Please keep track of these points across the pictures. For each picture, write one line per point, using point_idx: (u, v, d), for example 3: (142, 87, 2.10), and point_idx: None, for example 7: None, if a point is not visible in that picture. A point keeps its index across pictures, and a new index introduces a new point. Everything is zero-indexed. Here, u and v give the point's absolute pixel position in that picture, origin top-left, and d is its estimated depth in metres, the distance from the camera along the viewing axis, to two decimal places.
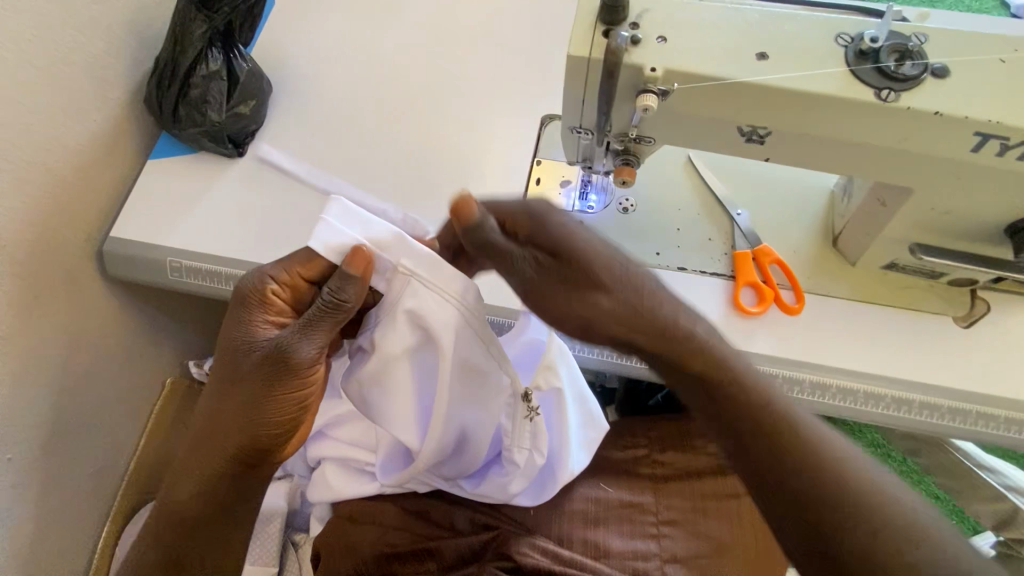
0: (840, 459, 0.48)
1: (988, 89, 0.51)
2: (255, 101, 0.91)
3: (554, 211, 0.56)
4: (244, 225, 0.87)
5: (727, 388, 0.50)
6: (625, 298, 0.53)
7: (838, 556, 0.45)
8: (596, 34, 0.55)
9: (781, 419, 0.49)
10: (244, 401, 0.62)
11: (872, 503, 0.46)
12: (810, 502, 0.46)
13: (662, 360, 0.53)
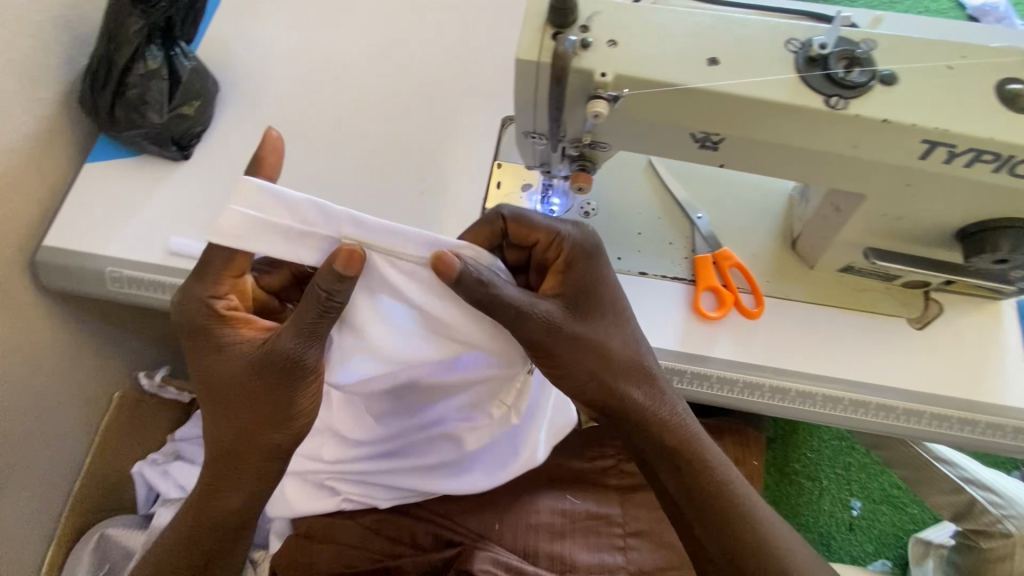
0: (730, 480, 0.60)
1: (935, 96, 0.50)
2: (199, 102, 0.87)
3: (588, 261, 0.62)
4: (189, 232, 0.83)
5: (655, 421, 0.60)
6: (629, 349, 0.60)
7: (734, 552, 0.57)
8: (545, 37, 0.53)
9: (691, 445, 0.60)
10: (268, 407, 0.55)
11: (752, 517, 0.58)
12: (719, 518, 0.58)
13: (638, 407, 0.59)
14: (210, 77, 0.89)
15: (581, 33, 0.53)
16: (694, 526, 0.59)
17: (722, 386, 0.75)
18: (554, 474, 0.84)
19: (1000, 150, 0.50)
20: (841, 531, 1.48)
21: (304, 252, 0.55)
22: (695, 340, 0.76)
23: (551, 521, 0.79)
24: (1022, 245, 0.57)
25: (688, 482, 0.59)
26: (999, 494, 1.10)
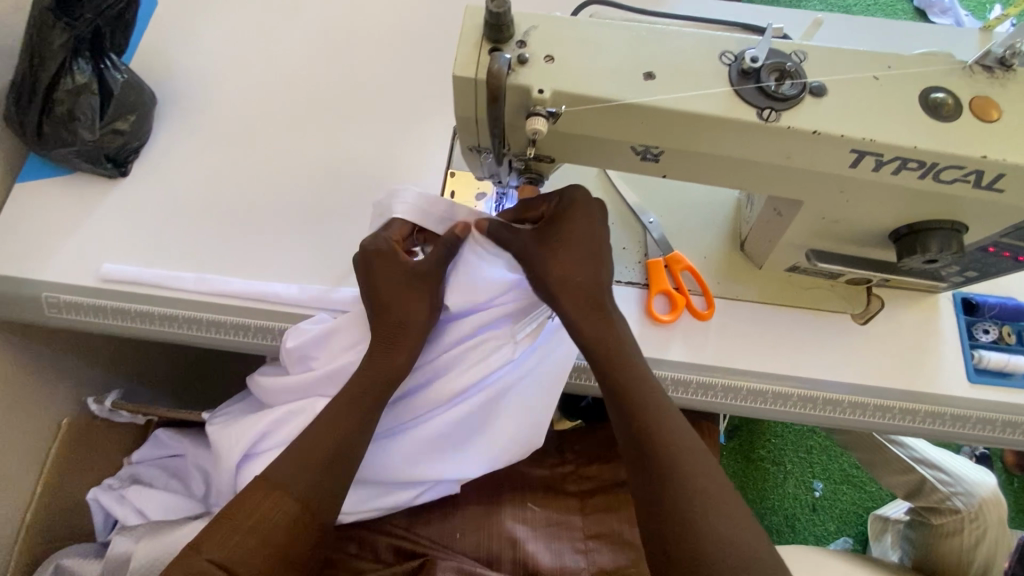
0: (689, 447, 0.63)
1: (863, 106, 0.52)
2: (135, 115, 0.83)
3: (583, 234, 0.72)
4: (130, 252, 0.80)
5: (621, 382, 0.66)
6: (603, 315, 0.69)
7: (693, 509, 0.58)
8: (482, 52, 0.52)
9: (654, 412, 0.65)
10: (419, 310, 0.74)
11: (707, 479, 0.61)
12: (678, 469, 0.60)
13: (605, 358, 0.67)
14: (145, 89, 0.85)
15: (518, 49, 0.53)
16: (653, 482, 0.62)
17: (677, 389, 0.77)
18: (515, 482, 0.84)
19: (924, 158, 0.51)
20: (805, 511, 1.54)
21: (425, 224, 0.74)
22: (649, 344, 0.77)
23: (513, 531, 0.78)
24: (949, 246, 0.59)
25: (645, 440, 0.63)
26: (948, 472, 1.15)
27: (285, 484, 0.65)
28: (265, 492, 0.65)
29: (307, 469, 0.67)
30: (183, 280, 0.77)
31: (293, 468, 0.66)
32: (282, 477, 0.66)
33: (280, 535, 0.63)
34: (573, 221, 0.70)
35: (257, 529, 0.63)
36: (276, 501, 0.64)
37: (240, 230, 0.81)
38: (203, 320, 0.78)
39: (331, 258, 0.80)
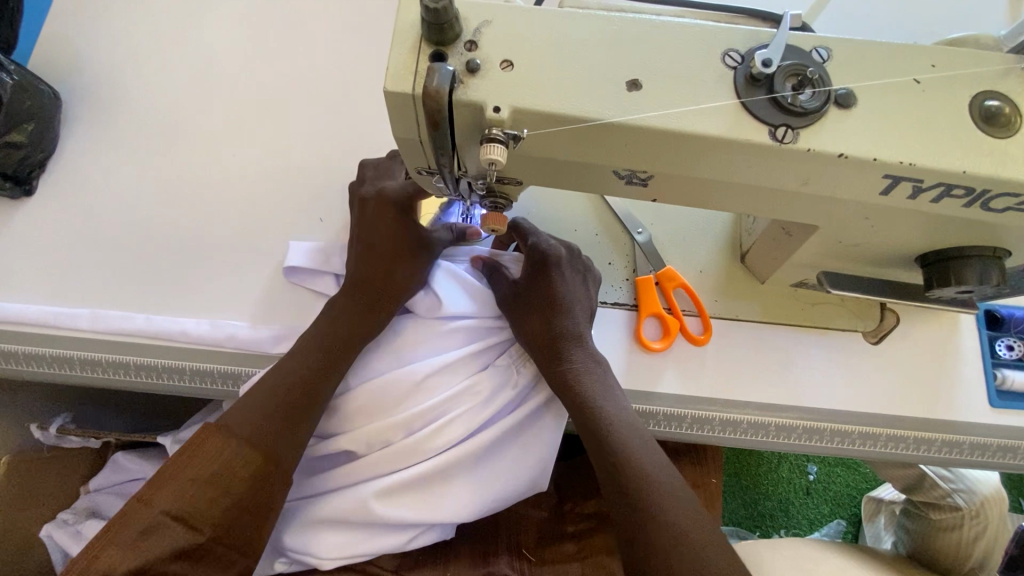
0: (657, 493, 0.58)
1: (900, 119, 0.41)
2: (35, 124, 0.70)
3: (568, 262, 0.69)
4: (42, 286, 0.69)
5: (586, 420, 0.62)
6: (569, 339, 0.66)
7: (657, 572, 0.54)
8: (422, 59, 0.41)
9: (622, 454, 0.60)
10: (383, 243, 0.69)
11: (677, 535, 0.55)
12: (638, 531, 0.56)
13: (571, 397, 0.64)
14: (45, 90, 0.72)
15: (467, 54, 0.41)
16: (622, 530, 0.58)
17: (669, 424, 0.68)
18: (509, 525, 0.76)
19: (973, 184, 0.42)
20: (799, 496, 1.50)
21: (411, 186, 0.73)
22: (636, 374, 0.69)
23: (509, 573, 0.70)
24: (989, 278, 0.50)
25: (611, 484, 0.60)
26: (950, 470, 1.11)
27: (247, 433, 0.59)
28: (224, 442, 0.58)
29: (270, 421, 0.60)
30: (103, 318, 0.68)
31: (257, 417, 0.60)
32: (244, 428, 0.59)
33: (242, 486, 0.57)
34: (559, 271, 0.68)
35: (216, 479, 0.56)
36: (236, 453, 0.58)
37: (176, 258, 0.71)
38: (132, 363, 0.68)
39: (279, 286, 0.70)
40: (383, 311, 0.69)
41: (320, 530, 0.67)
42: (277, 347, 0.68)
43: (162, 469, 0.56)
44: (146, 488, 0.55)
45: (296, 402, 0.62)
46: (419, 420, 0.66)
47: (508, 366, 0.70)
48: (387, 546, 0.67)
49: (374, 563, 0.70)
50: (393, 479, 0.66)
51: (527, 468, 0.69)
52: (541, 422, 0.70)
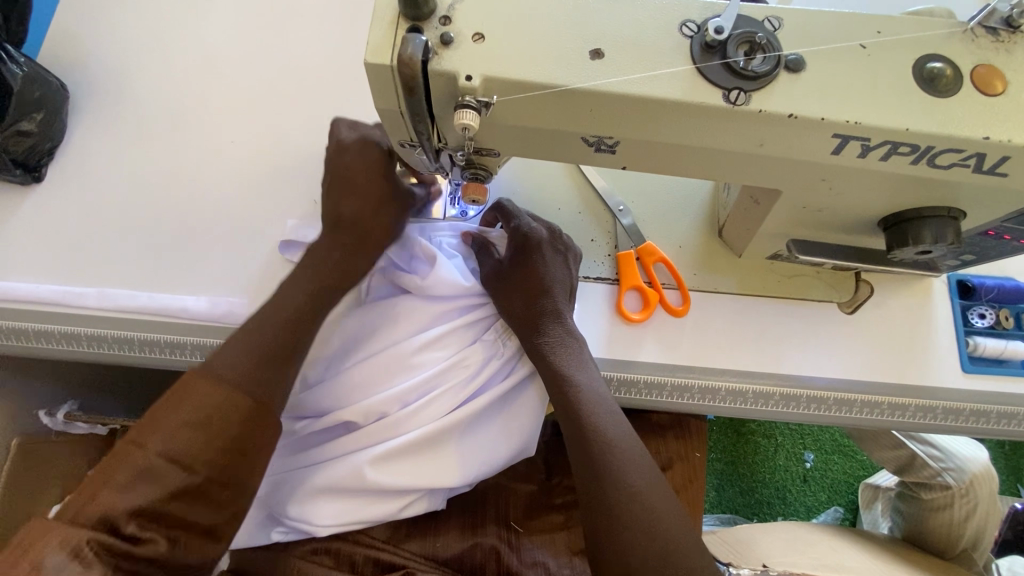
0: (627, 467, 0.60)
1: (844, 83, 0.44)
2: (43, 114, 0.74)
3: (553, 243, 0.72)
4: (49, 266, 0.73)
5: (561, 391, 0.65)
6: (548, 313, 0.69)
7: (619, 545, 0.56)
8: (399, 33, 0.44)
9: (591, 428, 0.62)
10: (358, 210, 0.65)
11: (640, 507, 0.57)
12: (602, 505, 0.58)
13: (548, 368, 0.66)
14: (52, 82, 0.75)
15: (442, 28, 0.45)
16: (591, 502, 0.59)
17: (651, 391, 0.71)
18: (496, 495, 0.78)
19: (917, 142, 0.44)
20: (796, 484, 1.51)
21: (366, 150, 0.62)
22: (619, 344, 0.72)
23: (495, 542, 0.72)
24: (945, 236, 0.52)
25: (585, 457, 0.61)
26: (938, 448, 1.09)
27: (238, 376, 0.57)
28: (211, 385, 0.56)
29: (259, 367, 0.59)
30: (109, 296, 0.71)
31: (248, 362, 0.58)
32: (234, 373, 0.57)
33: (234, 428, 0.56)
34: (541, 251, 0.71)
35: (210, 412, 0.55)
36: (227, 397, 0.56)
37: (178, 241, 0.74)
38: (136, 339, 0.71)
39: (274, 266, 0.73)
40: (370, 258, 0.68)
41: (316, 500, 0.68)
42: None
43: (149, 412, 0.54)
44: (135, 430, 0.53)
45: (284, 345, 0.62)
46: (412, 393, 0.68)
47: (496, 339, 0.72)
48: (379, 513, 0.68)
49: (367, 532, 0.72)
50: (385, 446, 0.67)
51: (516, 436, 0.71)
52: (527, 393, 0.72)
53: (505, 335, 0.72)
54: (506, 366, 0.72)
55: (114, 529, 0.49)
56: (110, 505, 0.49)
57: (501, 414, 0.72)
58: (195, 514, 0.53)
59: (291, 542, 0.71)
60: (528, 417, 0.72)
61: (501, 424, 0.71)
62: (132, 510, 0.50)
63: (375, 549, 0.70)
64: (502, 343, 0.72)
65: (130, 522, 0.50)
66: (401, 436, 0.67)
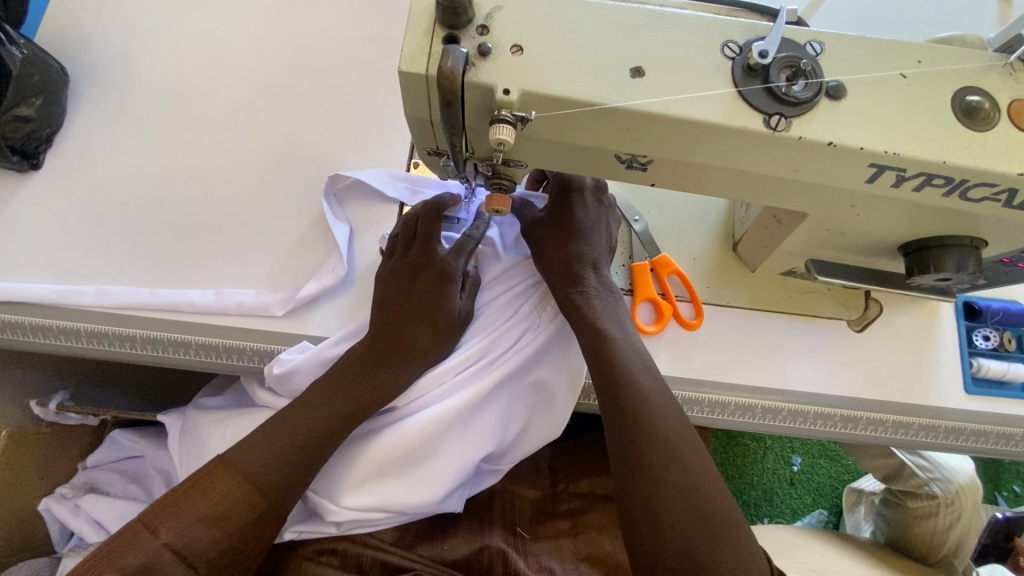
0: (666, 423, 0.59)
1: (883, 112, 0.44)
2: (42, 99, 0.71)
3: (596, 193, 0.73)
4: (48, 260, 0.70)
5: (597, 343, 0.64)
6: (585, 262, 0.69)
7: (658, 500, 0.55)
8: (436, 41, 0.43)
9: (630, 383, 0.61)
10: (417, 292, 0.68)
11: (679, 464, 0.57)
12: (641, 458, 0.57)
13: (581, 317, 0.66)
14: (53, 66, 0.72)
15: (479, 38, 0.43)
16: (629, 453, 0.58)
17: None
18: (503, 501, 0.78)
19: (952, 175, 0.44)
20: (782, 486, 1.54)
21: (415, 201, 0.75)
22: None
23: (503, 546, 0.71)
24: (966, 265, 0.53)
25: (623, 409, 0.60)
26: (926, 459, 1.12)
27: (256, 474, 0.59)
28: (230, 473, 0.59)
29: (277, 455, 0.60)
30: (109, 293, 0.69)
31: (266, 456, 0.60)
32: (252, 465, 0.59)
33: (243, 523, 0.57)
34: (580, 197, 0.72)
35: (223, 542, 0.56)
36: (239, 484, 0.58)
37: (182, 236, 0.72)
38: (136, 336, 0.69)
39: (282, 265, 0.71)
40: (401, 361, 0.66)
41: (343, 483, 0.66)
42: (283, 309, 0.69)
43: (166, 497, 0.57)
44: (152, 512, 0.56)
45: (310, 447, 0.62)
46: (450, 373, 0.68)
47: (532, 318, 0.71)
48: (401, 502, 0.65)
49: (375, 535, 0.71)
50: (418, 428, 0.65)
51: (551, 418, 0.72)
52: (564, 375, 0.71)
53: (541, 313, 0.72)
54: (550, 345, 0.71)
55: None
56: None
57: (538, 395, 0.71)
58: None
59: (301, 541, 0.71)
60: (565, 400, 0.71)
61: (537, 402, 0.72)
62: None
63: (383, 551, 0.69)
64: (542, 323, 0.71)
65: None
66: (421, 416, 0.66)
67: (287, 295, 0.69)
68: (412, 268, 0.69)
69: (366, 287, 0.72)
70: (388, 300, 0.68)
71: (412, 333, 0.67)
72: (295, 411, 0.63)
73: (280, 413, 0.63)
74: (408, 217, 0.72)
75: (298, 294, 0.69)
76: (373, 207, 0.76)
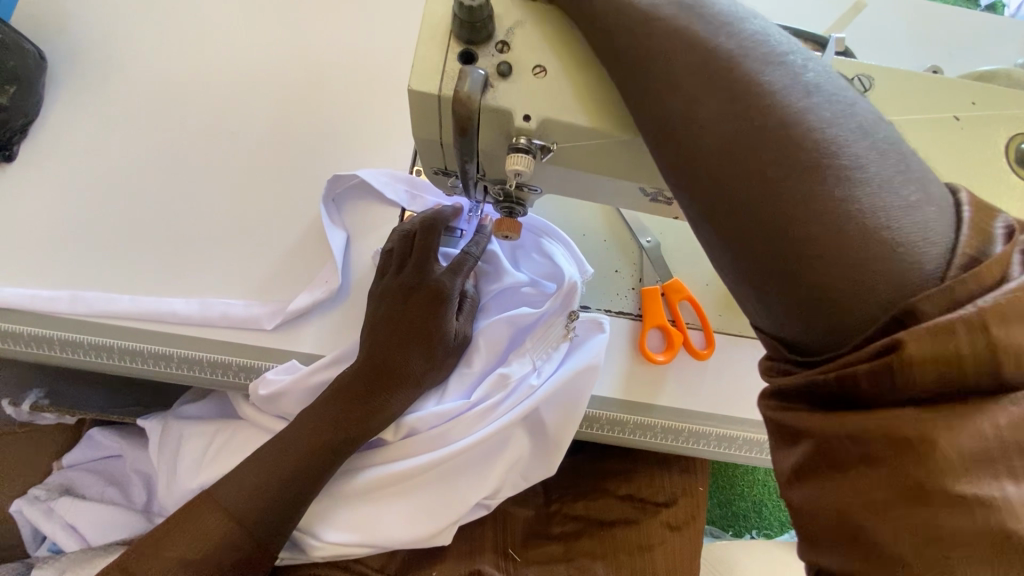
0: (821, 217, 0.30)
1: (932, 159, 0.40)
2: (17, 86, 0.66)
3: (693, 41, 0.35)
4: (19, 259, 0.65)
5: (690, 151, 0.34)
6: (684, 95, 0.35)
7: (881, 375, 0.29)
8: (451, 58, 0.39)
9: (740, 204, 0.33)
10: (411, 317, 0.64)
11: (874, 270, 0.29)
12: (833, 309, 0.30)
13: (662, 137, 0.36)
14: (29, 50, 0.67)
15: (499, 56, 0.39)
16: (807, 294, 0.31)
17: (666, 436, 0.68)
18: (496, 523, 0.76)
19: None
20: (771, 497, 1.43)
21: (413, 209, 0.70)
22: (637, 385, 0.68)
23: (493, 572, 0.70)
24: None
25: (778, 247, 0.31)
26: None
27: (236, 514, 0.57)
28: (212, 513, 0.57)
29: (258, 491, 0.58)
30: (84, 300, 0.64)
31: (248, 493, 0.57)
32: (232, 503, 0.57)
33: (223, 566, 0.56)
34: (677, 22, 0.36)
35: None
36: (219, 525, 0.56)
37: (166, 239, 0.68)
38: (115, 347, 0.64)
39: (272, 275, 0.67)
40: (390, 394, 0.62)
41: (330, 514, 0.65)
42: (272, 323, 0.65)
43: (147, 539, 0.56)
44: (132, 556, 0.55)
45: (290, 487, 0.59)
46: (446, 414, 0.65)
47: (534, 349, 0.67)
48: (393, 538, 0.64)
49: (360, 561, 0.69)
50: (413, 465, 0.64)
51: (548, 454, 0.68)
52: (566, 411, 0.65)
53: (544, 344, 0.67)
54: (555, 376, 0.65)
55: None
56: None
57: (538, 429, 0.67)
58: None
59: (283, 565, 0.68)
60: (566, 436, 0.66)
61: (535, 438, 0.68)
62: None
63: None
64: (543, 352, 0.67)
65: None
66: (410, 461, 0.64)
67: (278, 307, 0.65)
68: (404, 289, 0.64)
69: (360, 302, 0.68)
70: (380, 322, 0.63)
71: (404, 361, 0.63)
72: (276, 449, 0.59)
73: (267, 447, 0.60)
74: (404, 232, 0.65)
75: (288, 308, 0.65)
76: (371, 212, 0.71)
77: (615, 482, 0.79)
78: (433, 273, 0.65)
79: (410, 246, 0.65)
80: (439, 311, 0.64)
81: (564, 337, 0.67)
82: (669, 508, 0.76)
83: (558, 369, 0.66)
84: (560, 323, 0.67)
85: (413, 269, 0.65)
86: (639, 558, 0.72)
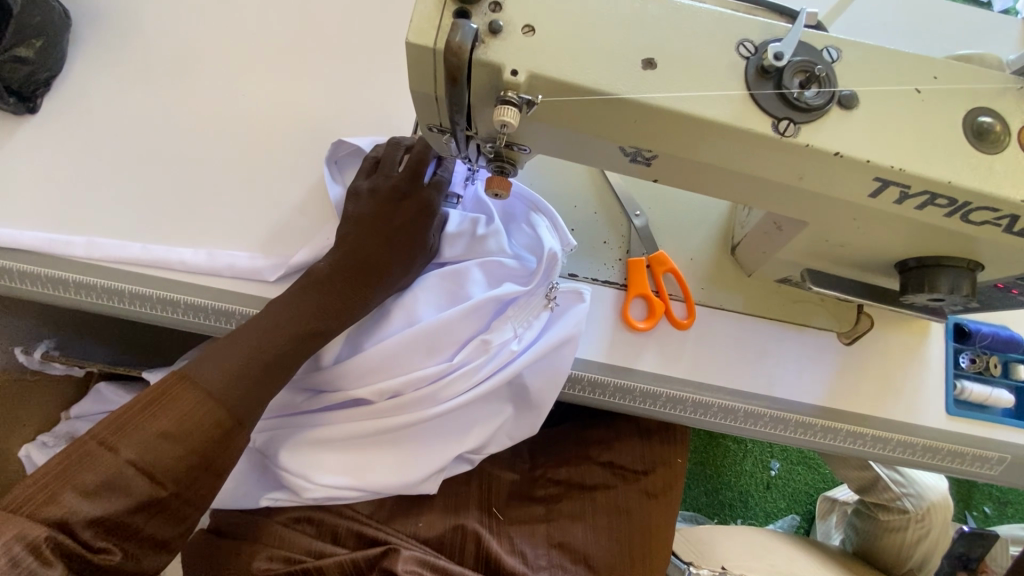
0: None
1: (892, 127, 0.43)
2: (43, 40, 0.70)
3: None
4: (37, 206, 0.69)
5: None
6: None
7: None
8: (446, 14, 0.42)
9: None
10: (393, 224, 0.68)
11: None
12: None
13: None
14: (55, 8, 0.70)
15: (491, 15, 0.42)
16: None
17: (644, 400, 0.71)
18: (481, 482, 0.79)
19: (956, 196, 0.44)
20: (758, 490, 1.44)
21: None
22: (619, 350, 0.71)
23: (478, 526, 0.73)
24: (960, 288, 0.52)
25: None
26: (901, 472, 1.01)
27: (217, 392, 0.57)
28: (190, 392, 0.56)
29: (241, 371, 0.59)
30: (97, 245, 0.68)
31: (230, 375, 0.58)
32: (213, 385, 0.57)
33: (205, 443, 0.56)
34: None
35: (188, 457, 0.55)
36: (201, 404, 0.56)
37: (178, 192, 0.71)
38: (126, 292, 0.68)
39: (275, 232, 0.71)
40: (364, 283, 0.66)
41: (317, 463, 0.68)
42: (275, 274, 0.68)
43: (121, 413, 0.55)
44: (106, 431, 0.54)
45: (273, 374, 0.61)
46: (435, 377, 0.67)
47: (517, 317, 0.69)
48: (380, 485, 0.68)
49: (351, 507, 0.72)
50: (400, 422, 0.67)
51: (526, 394, 0.70)
52: (544, 370, 0.68)
53: (529, 310, 0.69)
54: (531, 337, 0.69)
55: (70, 532, 0.49)
56: (69, 511, 0.50)
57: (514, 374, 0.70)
58: (150, 527, 0.55)
59: (275, 509, 0.72)
60: (550, 384, 0.69)
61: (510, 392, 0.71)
62: (92, 520, 0.50)
63: (358, 522, 0.70)
64: (526, 315, 0.69)
65: (88, 528, 0.50)
66: (394, 419, 0.67)
67: (280, 258, 0.69)
68: (391, 187, 0.68)
69: None
70: (360, 224, 0.68)
71: (380, 252, 0.67)
72: (251, 328, 0.61)
73: (247, 330, 0.61)
74: (393, 142, 0.71)
75: (291, 261, 0.68)
76: None
77: (598, 447, 0.81)
78: (421, 187, 0.69)
79: (400, 159, 0.70)
80: (416, 223, 0.69)
81: (544, 306, 0.70)
82: (648, 476, 0.77)
83: (536, 331, 0.69)
84: (541, 294, 0.70)
85: (402, 180, 0.68)
86: (616, 520, 0.74)
